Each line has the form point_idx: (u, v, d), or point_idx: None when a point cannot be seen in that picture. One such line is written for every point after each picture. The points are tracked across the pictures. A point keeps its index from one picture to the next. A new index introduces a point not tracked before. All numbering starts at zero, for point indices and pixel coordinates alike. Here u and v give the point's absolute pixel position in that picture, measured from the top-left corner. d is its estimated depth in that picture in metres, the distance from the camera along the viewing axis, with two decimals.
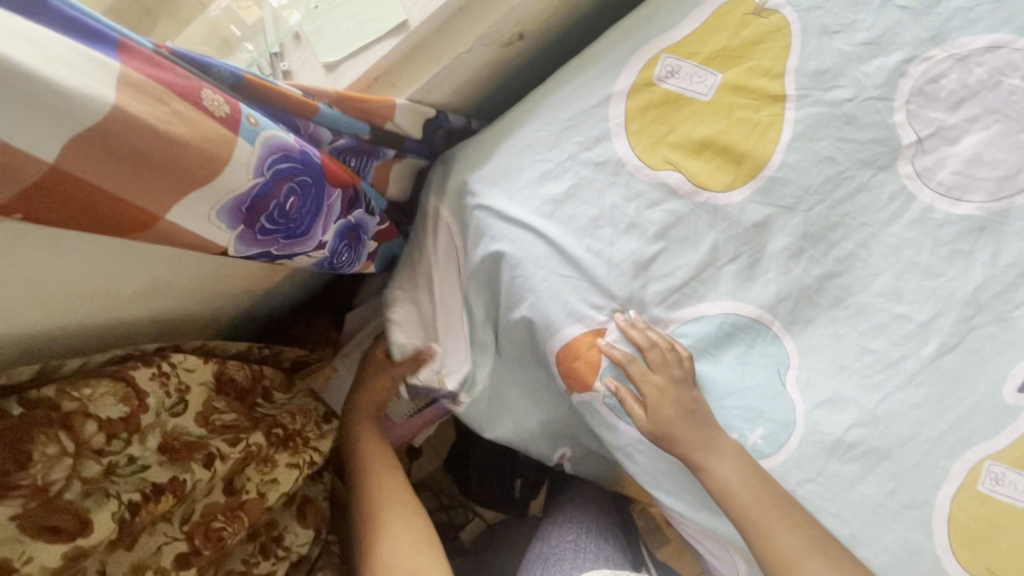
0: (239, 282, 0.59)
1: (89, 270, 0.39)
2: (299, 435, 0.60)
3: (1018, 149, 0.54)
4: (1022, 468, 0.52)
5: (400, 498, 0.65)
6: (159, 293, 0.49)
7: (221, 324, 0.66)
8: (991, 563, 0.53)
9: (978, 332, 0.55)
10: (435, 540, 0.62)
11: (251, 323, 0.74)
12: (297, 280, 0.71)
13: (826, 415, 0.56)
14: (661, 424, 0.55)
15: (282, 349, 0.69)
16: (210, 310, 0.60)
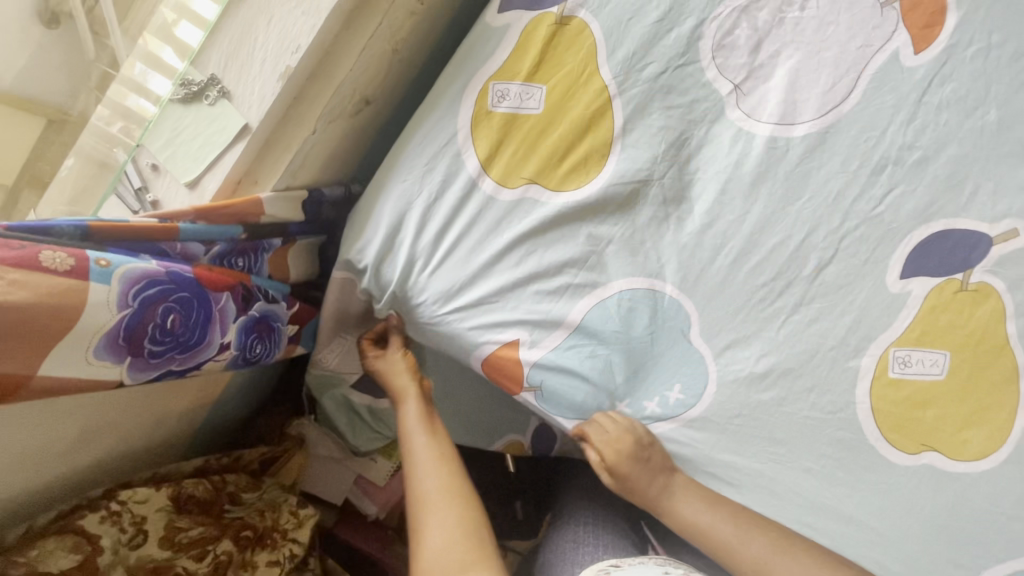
0: (183, 403, 0.62)
1: (28, 446, 0.44)
2: (275, 530, 0.61)
3: (823, 69, 0.59)
4: (923, 346, 0.58)
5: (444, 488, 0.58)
6: (99, 441, 0.52)
7: (182, 444, 0.69)
8: (925, 437, 0.58)
9: (852, 236, 0.59)
10: (484, 535, 0.55)
11: (220, 434, 0.79)
12: (252, 379, 0.76)
13: (734, 355, 0.61)
14: (622, 479, 0.62)
15: (244, 452, 0.72)
16: (160, 436, 0.62)
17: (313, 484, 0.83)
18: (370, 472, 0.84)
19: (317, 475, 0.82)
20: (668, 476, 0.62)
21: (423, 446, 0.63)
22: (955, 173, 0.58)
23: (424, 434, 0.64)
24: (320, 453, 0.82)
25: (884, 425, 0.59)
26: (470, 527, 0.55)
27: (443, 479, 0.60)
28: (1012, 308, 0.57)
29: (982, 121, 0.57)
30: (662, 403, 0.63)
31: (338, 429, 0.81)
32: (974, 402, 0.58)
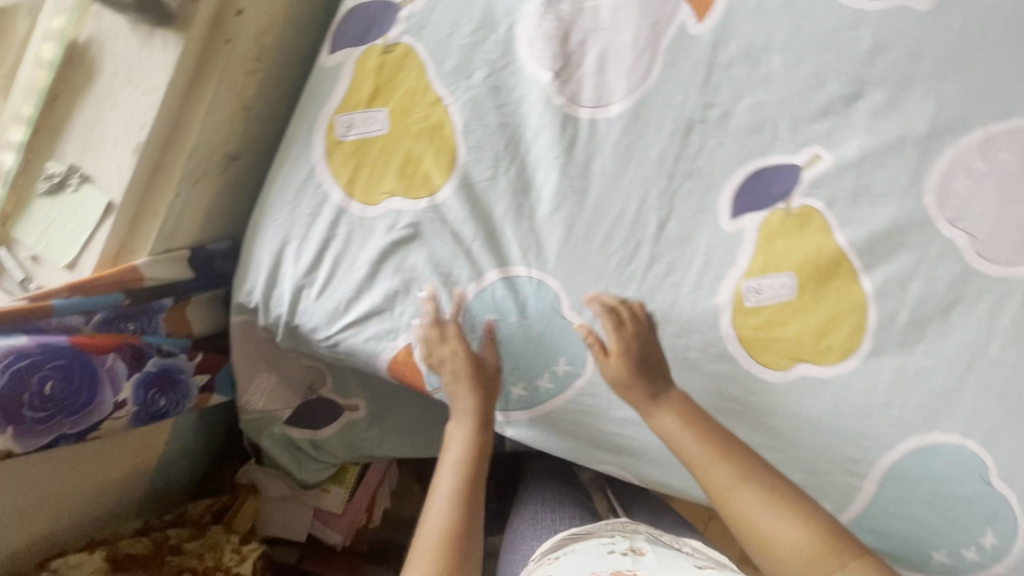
0: (119, 466, 0.67)
1: None
2: (218, 569, 0.64)
3: (625, 49, 0.68)
4: (766, 274, 0.67)
5: (440, 537, 0.49)
6: (35, 517, 0.58)
7: (140, 509, 0.75)
8: (791, 351, 0.67)
9: (681, 193, 0.68)
10: None
11: (186, 492, 0.84)
12: (197, 434, 0.81)
13: (603, 321, 0.68)
14: (619, 371, 0.61)
15: (192, 508, 0.77)
16: (107, 503, 0.68)
17: (271, 524, 0.87)
18: (325, 503, 0.87)
19: (276, 515, 0.87)
20: (698, 415, 0.57)
21: (460, 467, 0.55)
22: (755, 119, 0.68)
23: (449, 490, 0.53)
24: (274, 495, 0.86)
25: (756, 351, 0.67)
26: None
27: (461, 516, 0.51)
28: (835, 222, 0.67)
29: (769, 66, 0.68)
30: (553, 378, 0.68)
31: (284, 468, 0.85)
32: (827, 312, 0.67)
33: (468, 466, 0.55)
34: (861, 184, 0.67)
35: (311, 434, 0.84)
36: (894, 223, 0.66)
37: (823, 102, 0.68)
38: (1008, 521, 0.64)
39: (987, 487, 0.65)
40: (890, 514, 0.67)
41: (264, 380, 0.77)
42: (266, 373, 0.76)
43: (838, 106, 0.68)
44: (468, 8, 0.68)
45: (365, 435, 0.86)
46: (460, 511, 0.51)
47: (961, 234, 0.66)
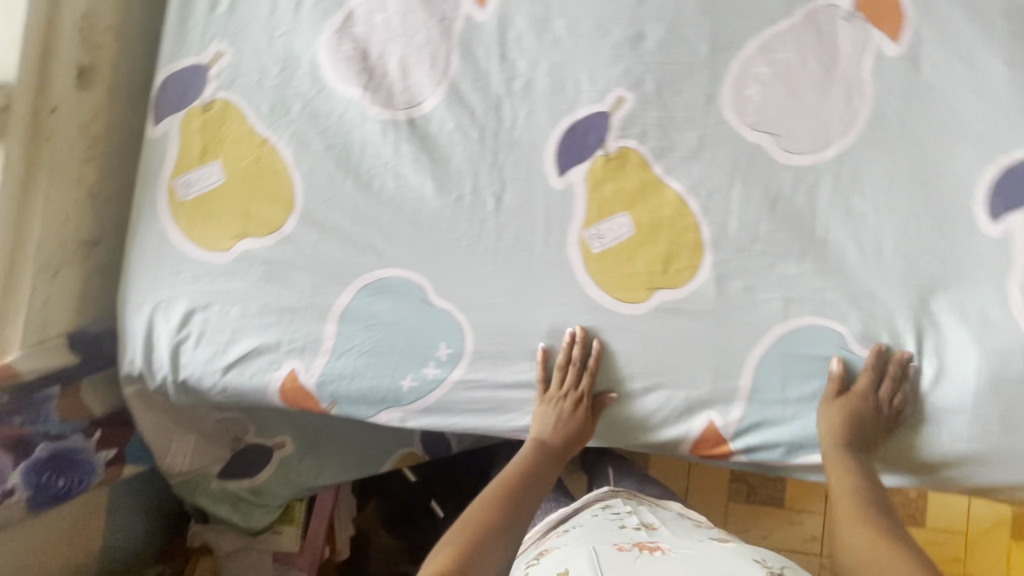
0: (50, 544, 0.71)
1: None
2: None
3: (420, 52, 0.73)
4: (602, 219, 0.72)
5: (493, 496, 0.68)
6: None
7: None
8: (643, 282, 0.72)
9: (507, 165, 0.73)
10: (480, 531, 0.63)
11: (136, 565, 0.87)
12: (136, 506, 0.85)
13: (468, 299, 0.72)
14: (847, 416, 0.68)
15: None
16: None
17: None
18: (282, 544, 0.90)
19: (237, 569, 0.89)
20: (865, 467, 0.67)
21: (528, 467, 0.71)
22: (555, 81, 0.73)
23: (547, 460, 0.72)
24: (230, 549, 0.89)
25: (616, 292, 0.72)
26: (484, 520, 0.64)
27: (518, 497, 0.68)
28: (651, 155, 0.72)
29: (555, 31, 0.73)
30: (439, 364, 0.71)
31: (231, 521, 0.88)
32: (667, 241, 0.72)
33: (534, 469, 0.71)
34: (666, 114, 0.72)
35: (248, 481, 0.87)
36: (703, 142, 0.72)
37: (613, 48, 0.73)
38: (879, 380, 0.69)
39: (851, 355, 0.70)
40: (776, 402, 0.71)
41: (186, 441, 0.81)
42: (183, 434, 0.81)
43: (627, 49, 0.73)
44: (270, 52, 0.73)
45: (302, 469, 0.89)
46: (514, 495, 0.68)
47: (764, 135, 0.71)
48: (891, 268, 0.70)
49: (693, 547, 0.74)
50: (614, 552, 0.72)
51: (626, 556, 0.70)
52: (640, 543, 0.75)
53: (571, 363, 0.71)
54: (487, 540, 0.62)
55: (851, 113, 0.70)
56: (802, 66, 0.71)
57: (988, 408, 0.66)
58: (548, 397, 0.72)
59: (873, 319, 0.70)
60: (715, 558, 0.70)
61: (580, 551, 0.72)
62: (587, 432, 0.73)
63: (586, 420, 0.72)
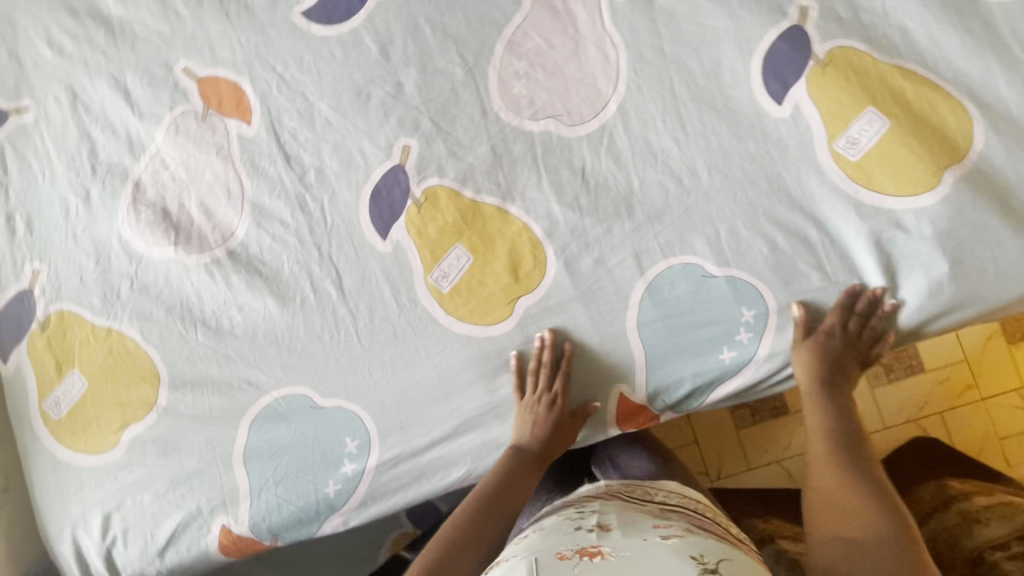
0: None
1: None
2: None
3: (214, 187, 0.76)
4: (439, 260, 0.74)
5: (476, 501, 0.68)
6: None
7: None
8: (501, 298, 0.73)
9: (333, 251, 0.75)
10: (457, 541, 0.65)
11: None
12: None
13: (351, 387, 0.73)
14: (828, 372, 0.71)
15: None
16: None
17: None
18: None
19: None
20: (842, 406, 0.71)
21: (507, 466, 0.70)
22: (343, 158, 0.76)
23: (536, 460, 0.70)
24: None
25: (482, 318, 0.73)
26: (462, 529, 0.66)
27: (492, 500, 0.68)
28: (456, 184, 0.75)
29: (323, 115, 0.76)
30: (353, 458, 0.72)
31: None
32: (506, 251, 0.74)
33: (511, 473, 0.70)
34: (451, 142, 0.75)
35: None
36: (496, 151, 0.75)
37: (379, 106, 0.76)
38: (749, 291, 0.71)
39: (713, 279, 0.72)
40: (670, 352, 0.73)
41: None
42: None
43: (392, 101, 0.76)
44: (81, 250, 0.76)
45: None
46: (491, 502, 0.68)
47: (549, 120, 0.74)
48: (710, 183, 0.72)
49: (638, 544, 0.59)
50: (552, 563, 0.57)
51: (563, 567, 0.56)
52: (583, 548, 0.60)
53: (543, 366, 0.72)
54: (457, 550, 0.64)
55: (612, 67, 0.74)
56: (552, 46, 0.75)
57: (843, 269, 0.70)
58: (526, 402, 0.72)
59: (717, 237, 0.72)
60: (654, 556, 0.57)
61: (519, 564, 0.58)
62: (566, 434, 0.73)
63: (562, 420, 0.72)
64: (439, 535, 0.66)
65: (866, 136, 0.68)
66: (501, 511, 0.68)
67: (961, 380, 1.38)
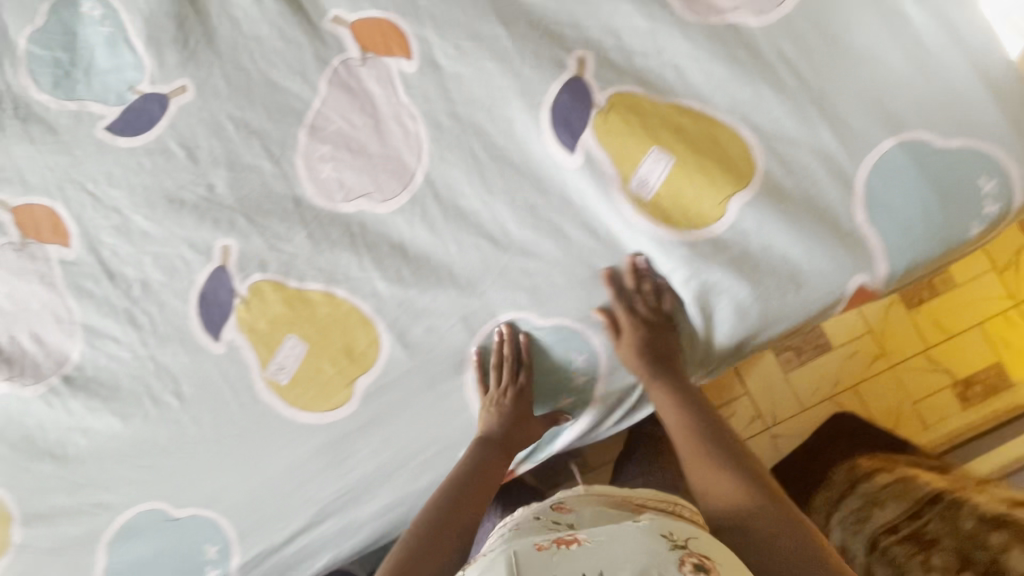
0: None
1: None
2: None
3: (40, 315, 0.76)
4: (274, 354, 0.75)
5: (445, 496, 0.69)
6: None
7: None
8: (340, 381, 0.75)
9: (170, 360, 0.76)
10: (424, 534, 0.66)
11: None
12: None
13: (204, 493, 0.74)
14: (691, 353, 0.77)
15: None
16: None
17: None
18: None
19: None
20: (670, 374, 0.75)
21: (470, 462, 0.72)
22: (166, 267, 0.76)
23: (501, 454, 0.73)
24: None
25: (325, 404, 0.75)
26: (428, 519, 0.67)
27: (457, 499, 0.69)
28: (280, 276, 0.76)
29: (140, 227, 0.77)
30: (216, 563, 0.74)
31: None
32: (339, 334, 0.75)
33: (476, 466, 0.72)
34: (270, 235, 0.76)
35: None
36: (315, 238, 0.76)
37: (194, 210, 0.76)
38: (578, 337, 0.75)
39: (541, 329, 0.75)
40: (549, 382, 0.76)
41: None
42: None
43: (206, 204, 0.76)
44: None
45: None
46: (458, 497, 0.69)
47: (361, 200, 0.75)
48: (523, 238, 0.74)
49: (611, 530, 0.60)
50: (531, 552, 0.56)
51: (547, 557, 0.55)
52: (558, 537, 0.59)
53: (507, 358, 0.74)
54: (423, 552, 0.65)
55: (413, 139, 0.75)
56: (353, 126, 0.76)
57: (652, 302, 0.74)
58: (489, 396, 0.74)
59: (537, 289, 0.74)
60: (628, 538, 0.58)
61: (497, 557, 0.57)
62: (531, 424, 0.75)
63: (524, 410, 0.74)
64: (410, 536, 0.66)
65: (656, 176, 0.72)
66: (468, 506, 0.69)
67: (869, 351, 1.40)
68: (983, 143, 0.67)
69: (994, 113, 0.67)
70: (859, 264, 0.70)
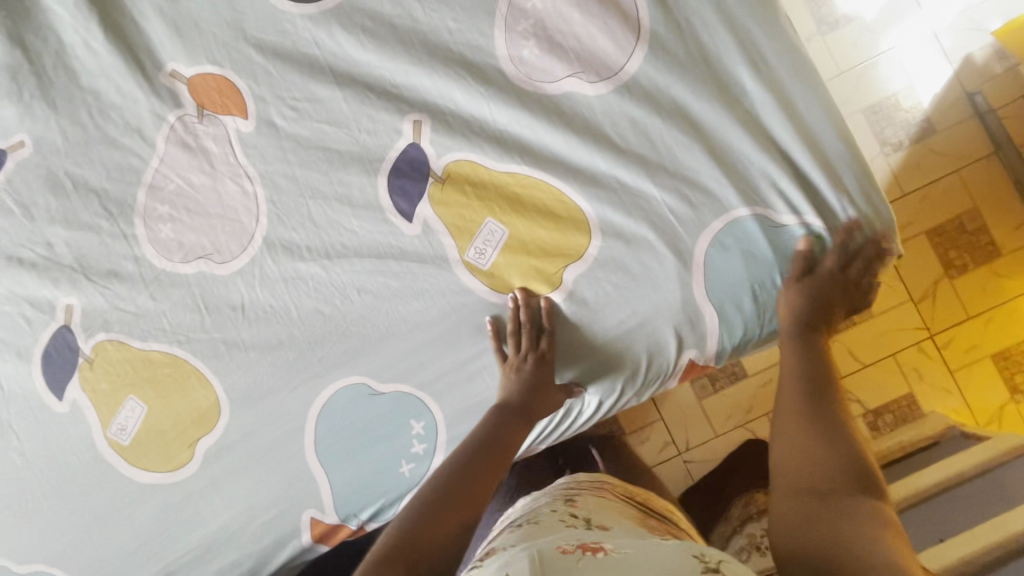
0: None
1: None
2: None
3: None
4: (117, 414, 0.75)
5: (461, 462, 0.63)
6: None
7: None
8: (183, 443, 0.75)
9: (14, 419, 0.76)
10: (439, 504, 0.58)
11: None
12: None
13: (52, 550, 0.76)
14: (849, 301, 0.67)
15: None
16: None
17: None
18: None
19: None
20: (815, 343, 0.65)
21: (489, 430, 0.66)
22: (8, 325, 0.76)
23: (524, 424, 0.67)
24: None
25: (168, 465, 0.75)
26: (457, 488, 0.60)
27: (473, 468, 0.62)
28: (123, 336, 0.75)
29: None
30: None
31: None
32: (182, 397, 0.75)
33: (492, 433, 0.66)
34: (111, 295, 0.75)
35: None
36: (157, 299, 0.75)
37: (34, 268, 0.75)
38: (415, 403, 0.73)
39: (380, 396, 0.73)
40: None
41: None
42: None
43: (46, 262, 0.75)
44: None
45: None
46: (468, 464, 0.63)
47: (200, 261, 0.74)
48: (361, 303, 0.72)
49: (646, 547, 0.50)
50: (556, 556, 0.47)
51: (569, 564, 0.46)
52: (585, 543, 0.51)
53: (521, 325, 0.69)
54: (430, 516, 0.57)
55: (251, 200, 0.74)
56: (192, 186, 0.74)
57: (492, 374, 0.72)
58: (509, 362, 0.70)
59: (375, 356, 0.73)
60: (664, 556, 0.47)
61: (519, 555, 0.49)
62: (554, 393, 0.69)
63: (547, 378, 0.68)
64: (413, 504, 0.59)
65: (491, 246, 0.70)
66: (479, 477, 0.61)
67: None
68: (819, 223, 0.65)
69: (827, 196, 0.66)
70: (694, 341, 0.69)
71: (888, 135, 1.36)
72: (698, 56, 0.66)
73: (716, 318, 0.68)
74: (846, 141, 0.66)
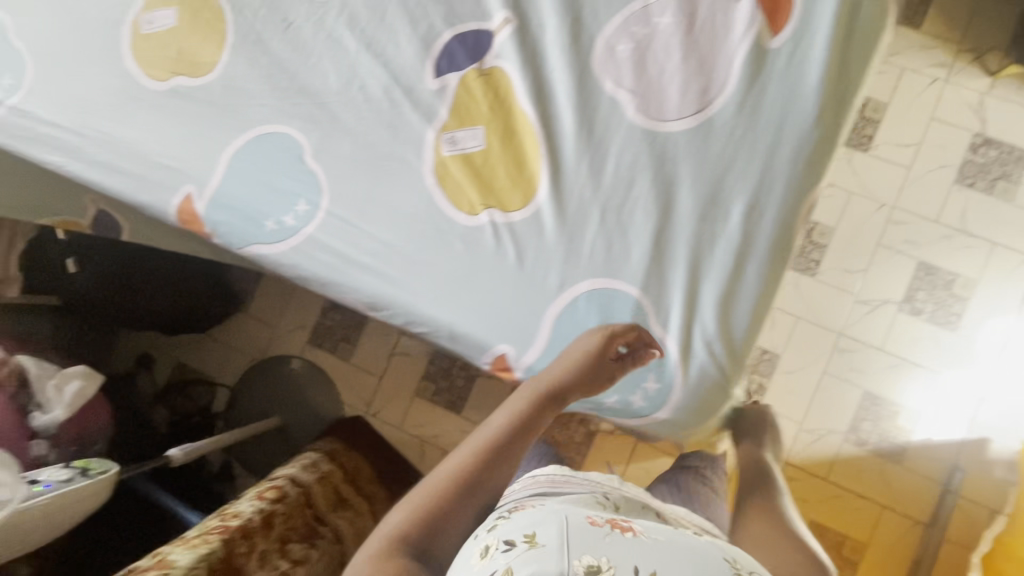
0: None
1: None
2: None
3: None
4: (155, 9, 0.87)
5: (475, 450, 0.62)
6: None
7: None
8: (170, 67, 0.86)
9: None
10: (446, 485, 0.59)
11: None
12: None
13: (41, 47, 0.90)
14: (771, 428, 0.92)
15: None
16: None
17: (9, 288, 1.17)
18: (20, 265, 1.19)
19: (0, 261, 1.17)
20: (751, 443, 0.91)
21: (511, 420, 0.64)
22: None
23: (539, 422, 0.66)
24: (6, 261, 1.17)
25: (147, 69, 0.86)
26: (469, 479, 0.60)
27: (480, 473, 0.61)
28: None
29: None
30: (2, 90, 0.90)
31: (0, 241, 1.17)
32: (197, 40, 0.86)
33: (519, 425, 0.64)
34: None
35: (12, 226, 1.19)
36: None
37: None
38: (317, 192, 0.80)
39: (303, 164, 0.81)
40: (369, 242, 0.78)
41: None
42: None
43: None
44: None
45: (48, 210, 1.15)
46: (493, 449, 0.63)
47: None
48: (354, 95, 0.80)
49: (669, 535, 0.58)
50: (583, 523, 0.55)
51: (593, 532, 0.54)
52: (613, 520, 0.57)
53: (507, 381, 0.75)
54: (450, 509, 0.59)
55: None
56: None
57: (377, 224, 0.78)
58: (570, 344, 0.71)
59: (325, 136, 0.80)
60: (685, 549, 0.55)
61: (552, 517, 0.56)
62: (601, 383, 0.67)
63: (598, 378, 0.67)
64: (425, 490, 0.59)
65: (463, 144, 0.76)
66: (503, 465, 0.62)
67: None
68: (676, 356, 0.68)
69: (697, 344, 0.68)
70: (516, 337, 0.72)
71: (862, 427, 1.35)
72: (721, 162, 0.70)
73: (552, 348, 0.71)
74: (753, 322, 0.68)
